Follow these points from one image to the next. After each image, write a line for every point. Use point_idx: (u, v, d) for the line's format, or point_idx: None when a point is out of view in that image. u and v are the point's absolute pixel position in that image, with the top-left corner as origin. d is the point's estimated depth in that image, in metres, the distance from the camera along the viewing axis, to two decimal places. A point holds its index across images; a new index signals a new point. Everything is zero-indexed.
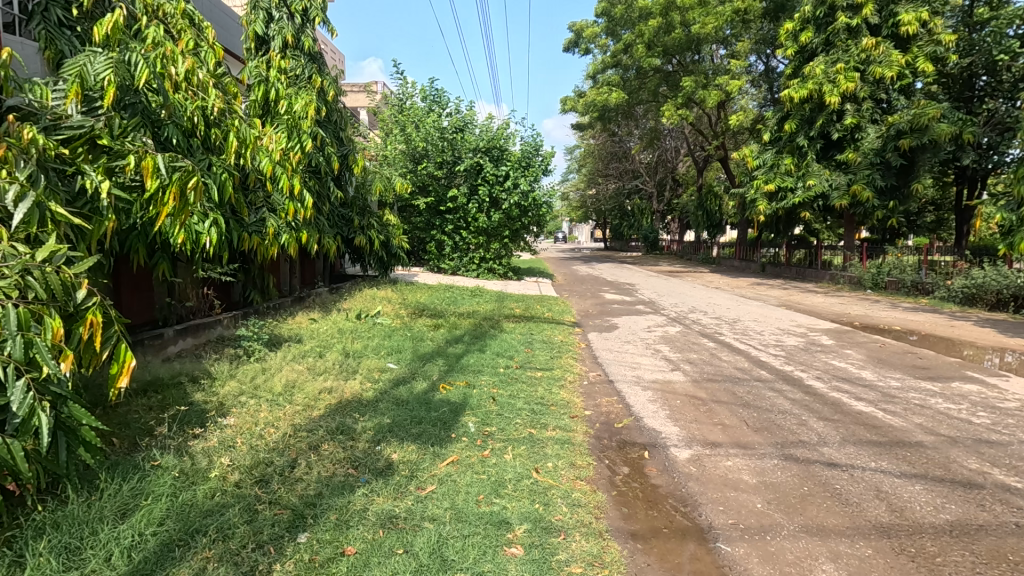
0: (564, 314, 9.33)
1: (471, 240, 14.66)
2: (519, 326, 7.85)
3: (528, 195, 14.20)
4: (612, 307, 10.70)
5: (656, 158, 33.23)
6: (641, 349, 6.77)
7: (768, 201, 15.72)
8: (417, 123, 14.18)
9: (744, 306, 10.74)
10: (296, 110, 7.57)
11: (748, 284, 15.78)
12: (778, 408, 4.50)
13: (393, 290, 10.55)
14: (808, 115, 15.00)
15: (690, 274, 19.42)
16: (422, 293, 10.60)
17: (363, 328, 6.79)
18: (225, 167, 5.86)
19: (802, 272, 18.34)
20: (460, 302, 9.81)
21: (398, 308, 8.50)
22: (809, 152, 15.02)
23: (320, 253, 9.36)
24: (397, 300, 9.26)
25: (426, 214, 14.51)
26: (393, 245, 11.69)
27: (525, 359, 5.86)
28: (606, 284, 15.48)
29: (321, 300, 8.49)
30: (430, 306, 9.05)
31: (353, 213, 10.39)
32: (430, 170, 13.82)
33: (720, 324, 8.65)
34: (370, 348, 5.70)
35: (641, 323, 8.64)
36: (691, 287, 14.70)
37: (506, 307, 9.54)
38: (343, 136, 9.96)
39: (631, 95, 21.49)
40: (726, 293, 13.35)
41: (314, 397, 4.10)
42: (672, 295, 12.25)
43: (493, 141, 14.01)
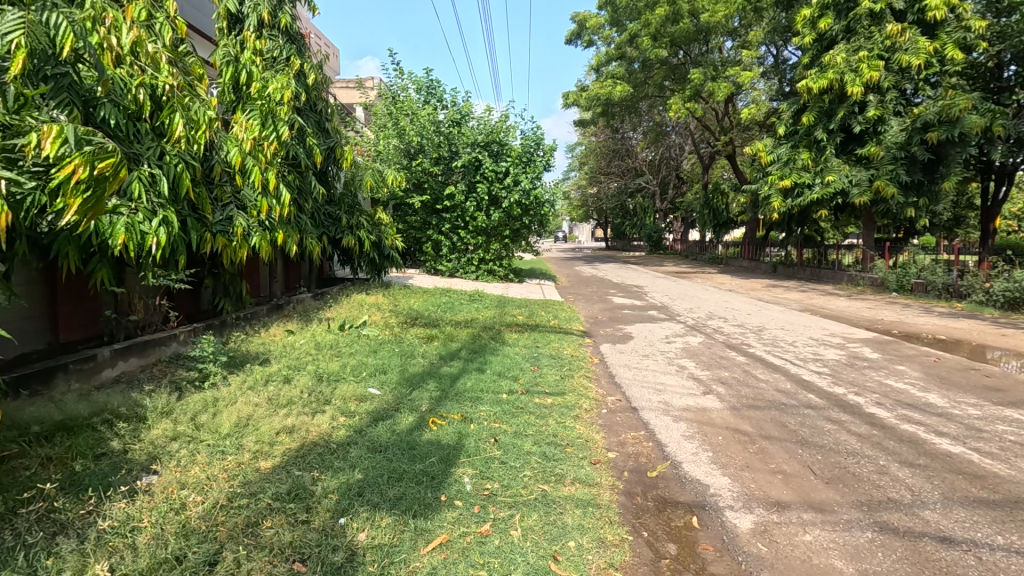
0: (571, 322, 8.48)
1: (470, 240, 13.82)
2: (522, 337, 7.00)
3: (529, 193, 13.38)
4: (622, 313, 9.85)
5: (659, 155, 32.40)
6: (663, 365, 5.92)
7: (783, 198, 14.88)
8: (411, 116, 13.35)
9: (766, 311, 9.90)
10: (270, 96, 6.82)
11: (762, 286, 14.94)
12: (845, 448, 3.66)
13: (384, 295, 9.69)
14: (827, 107, 14.16)
15: (699, 275, 18.57)
16: (416, 299, 9.75)
17: (345, 342, 5.95)
18: (181, 156, 5.00)
19: (816, 272, 17.50)
20: (457, 309, 8.97)
21: (388, 317, 7.66)
22: (828, 146, 14.16)
23: (304, 255, 8.51)
24: (388, 307, 8.41)
25: (421, 213, 13.65)
26: (385, 246, 10.84)
27: (531, 380, 5.01)
28: (612, 286, 14.64)
29: (303, 308, 7.65)
30: (424, 314, 8.20)
31: (340, 212, 9.54)
32: (425, 166, 12.98)
33: (745, 334, 7.80)
34: (350, 370, 4.85)
35: (657, 332, 7.79)
36: (703, 289, 13.84)
37: (508, 314, 8.68)
38: (328, 128, 9.13)
39: (637, 89, 20.63)
40: (742, 296, 12.51)
41: (270, 442, 3.25)
42: (686, 299, 11.40)
43: (492, 135, 13.19)
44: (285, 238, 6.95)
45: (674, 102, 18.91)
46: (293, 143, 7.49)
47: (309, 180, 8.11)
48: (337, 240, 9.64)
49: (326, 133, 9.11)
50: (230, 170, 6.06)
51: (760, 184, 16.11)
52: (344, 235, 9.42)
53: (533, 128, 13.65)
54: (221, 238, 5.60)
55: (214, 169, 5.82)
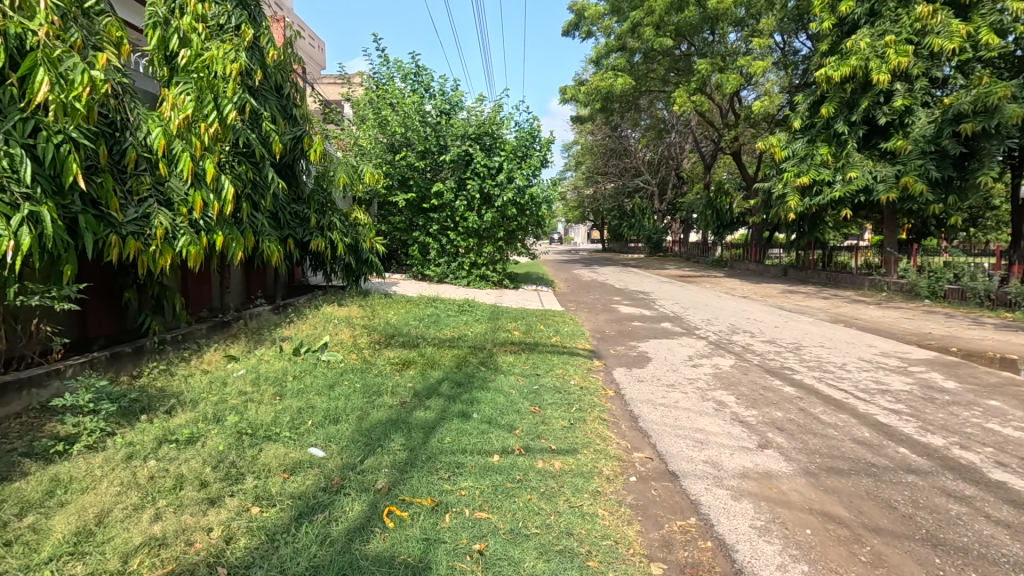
0: (575, 338, 7.26)
1: (460, 242, 12.58)
2: (518, 361, 5.77)
3: (524, 190, 12.13)
4: (632, 326, 8.64)
5: (659, 154, 31.29)
6: (697, 401, 4.71)
7: (801, 197, 13.71)
8: (395, 106, 12.13)
9: (795, 323, 8.72)
10: (214, 72, 5.87)
11: (778, 292, 13.78)
12: (1001, 554, 2.46)
13: (360, 306, 8.46)
14: (849, 97, 13.01)
15: (707, 280, 17.42)
16: (396, 310, 8.54)
17: (297, 373, 4.74)
18: (66, 134, 3.76)
19: (832, 277, 16.37)
20: (443, 323, 7.74)
21: (359, 336, 6.45)
22: (849, 140, 13.02)
23: (263, 261, 7.28)
24: (360, 322, 7.19)
25: (406, 212, 12.43)
26: (365, 250, 9.61)
27: (532, 429, 3.78)
28: (616, 292, 13.45)
29: (256, 325, 6.40)
30: (403, 330, 6.98)
31: (310, 210, 8.36)
32: (411, 161, 11.77)
33: (781, 353, 6.61)
34: (289, 419, 3.62)
35: (680, 351, 6.61)
36: (716, 296, 12.67)
37: (501, 330, 7.47)
38: (296, 115, 7.86)
39: (638, 82, 19.48)
40: (761, 304, 11.35)
41: (114, 574, 2.01)
42: (702, 308, 10.21)
43: (484, 127, 11.98)
44: (228, 242, 5.71)
45: (678, 96, 17.83)
46: (244, 127, 6.29)
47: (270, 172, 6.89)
48: (305, 245, 8.39)
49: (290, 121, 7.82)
50: (150, 156, 4.87)
51: (772, 183, 14.99)
52: (314, 238, 8.18)
53: (529, 120, 12.40)
54: (132, 243, 4.37)
55: (126, 155, 4.59)
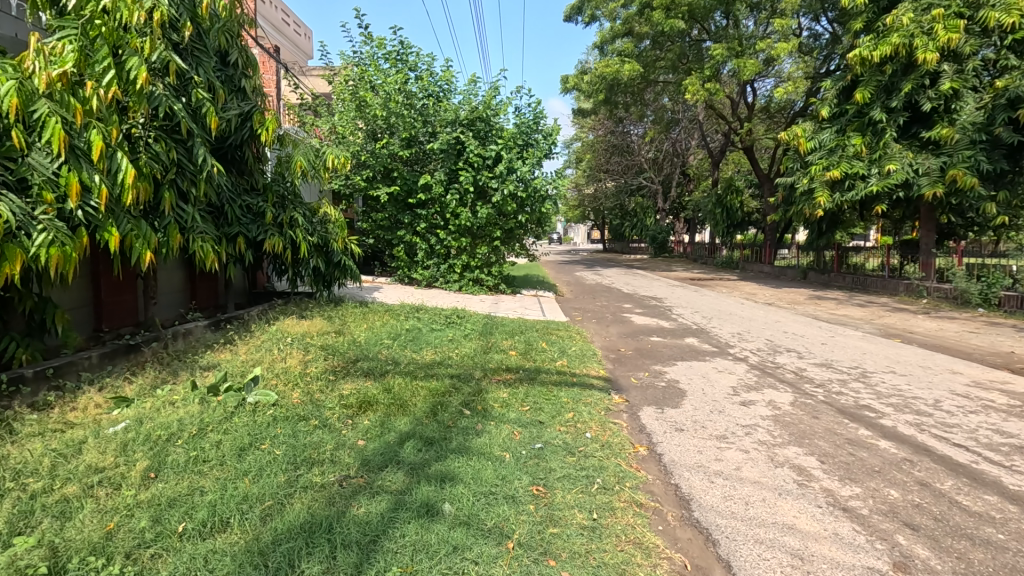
0: (586, 361, 5.87)
1: (450, 242, 11.17)
2: (513, 399, 4.38)
3: (524, 183, 10.71)
4: (650, 342, 7.29)
5: (664, 150, 29.92)
6: (766, 469, 3.32)
7: (831, 192, 12.34)
8: (378, 88, 10.75)
9: (846, 339, 7.33)
10: (116, 20, 4.46)
11: (805, 297, 12.42)
12: None
13: (323, 321, 7.05)
14: (887, 81, 11.64)
15: (723, 284, 15.99)
16: (370, 325, 7.15)
17: (203, 428, 3.36)
18: None
19: (859, 280, 14.98)
20: (425, 342, 6.33)
21: (313, 362, 5.06)
22: (887, 128, 11.64)
23: (200, 266, 5.91)
24: (317, 342, 5.79)
25: (390, 207, 11.07)
26: (337, 252, 8.23)
27: (533, 542, 2.39)
28: (626, 298, 12.05)
29: (179, 348, 5.01)
30: (372, 353, 5.57)
31: (266, 203, 7.00)
32: (395, 150, 10.40)
33: (848, 383, 5.23)
34: (138, 538, 2.23)
35: (720, 381, 5.23)
36: (737, 303, 11.29)
37: (492, 350, 6.10)
38: (245, 88, 6.57)
39: (647, 69, 18.08)
40: (792, 313, 9.97)
41: None
42: (729, 319, 8.82)
43: (477, 111, 10.57)
44: (130, 240, 4.29)
45: (690, 84, 16.50)
46: (166, 93, 4.87)
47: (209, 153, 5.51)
48: (257, 246, 7.01)
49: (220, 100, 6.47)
50: None
51: (796, 178, 13.62)
52: (268, 238, 6.79)
53: (530, 105, 10.99)
54: None
55: None
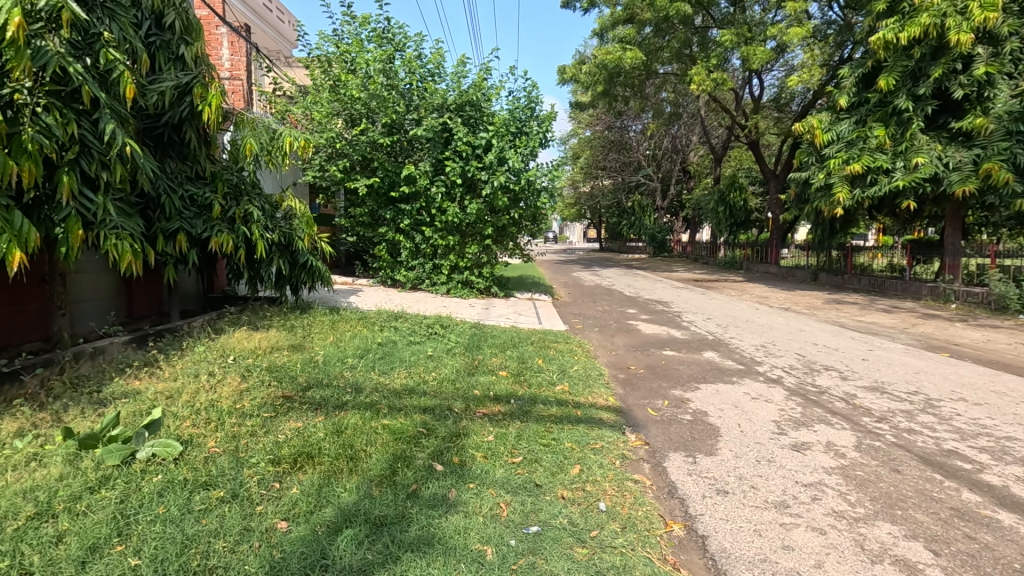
0: (591, 385, 4.87)
1: (436, 240, 10.14)
2: (501, 447, 3.36)
3: (518, 174, 9.67)
4: (663, 357, 6.31)
5: (664, 146, 28.98)
6: (862, 567, 2.31)
7: (851, 187, 11.39)
8: (356, 69, 9.69)
9: (889, 354, 6.34)
10: None
11: (823, 302, 11.46)
12: None
13: (282, 333, 6.01)
14: (914, 66, 10.67)
15: (730, 286, 15.03)
16: (338, 339, 6.12)
17: (49, 513, 2.33)
18: None
19: (876, 283, 14.05)
20: (400, 359, 5.30)
21: (252, 391, 4.02)
22: (914, 118, 10.66)
23: (123, 269, 4.88)
24: (265, 361, 4.75)
25: (371, 201, 10.07)
26: (304, 250, 7.19)
27: None
28: (629, 302, 11.06)
29: (82, 372, 3.98)
30: (332, 377, 4.53)
31: (214, 193, 5.97)
32: (374, 137, 9.37)
33: (915, 415, 4.24)
34: None
35: (757, 414, 4.24)
36: (751, 309, 10.31)
37: (479, 371, 5.10)
38: (185, 57, 5.55)
39: (649, 58, 17.06)
40: (814, 320, 9.00)
41: None
42: (748, 330, 7.84)
43: (465, 94, 9.54)
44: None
45: (695, 73, 15.53)
46: (59, 48, 3.82)
47: (128, 129, 4.45)
48: (203, 244, 5.97)
49: (151, 70, 5.45)
50: None
51: (811, 172, 12.67)
52: (213, 235, 5.74)
53: (524, 88, 9.93)
54: None
55: None
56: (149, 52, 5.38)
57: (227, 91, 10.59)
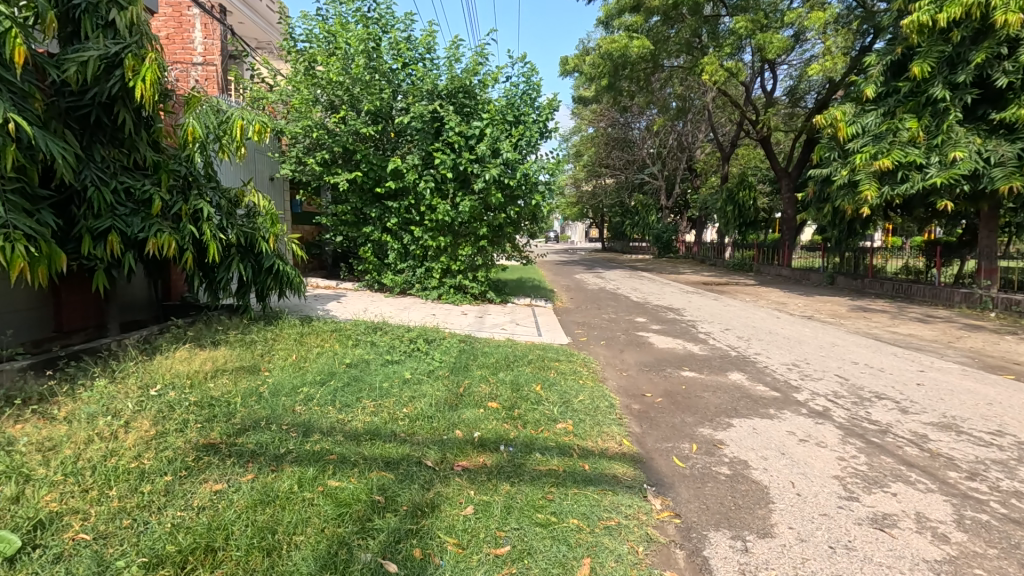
0: (601, 423, 3.97)
1: (426, 241, 9.24)
2: (483, 529, 2.48)
3: (516, 168, 8.75)
4: (683, 379, 5.41)
5: (670, 144, 28.04)
6: None
7: (879, 184, 10.47)
8: (337, 50, 8.77)
9: (947, 377, 5.43)
10: None
11: (848, 309, 10.55)
12: None
13: (235, 351, 5.12)
14: (952, 51, 9.78)
15: (743, 290, 14.11)
16: (303, 358, 5.23)
17: None
18: None
19: (900, 287, 13.12)
20: (370, 387, 4.40)
21: (166, 439, 3.11)
22: (951, 108, 9.75)
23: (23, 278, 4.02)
24: (200, 391, 3.86)
25: (355, 197, 9.20)
26: (271, 253, 6.32)
27: None
28: (637, 309, 10.15)
29: None
30: (280, 414, 3.63)
31: (156, 186, 5.08)
32: (357, 127, 8.49)
33: (1015, 469, 3.33)
34: None
35: (814, 467, 3.33)
36: (771, 317, 9.41)
37: (465, 403, 4.20)
38: (118, 24, 4.59)
39: (657, 47, 16.16)
40: (845, 332, 8.10)
41: None
42: (775, 345, 6.94)
43: (459, 79, 8.63)
44: None
45: (707, 63, 14.60)
46: None
47: (28, 102, 3.80)
48: (141, 246, 5.08)
49: (77, 40, 4.61)
50: None
51: (833, 168, 11.76)
52: (151, 236, 4.83)
53: (524, 74, 9.01)
54: None
55: None
56: (73, 17, 4.53)
57: (199, 78, 9.85)
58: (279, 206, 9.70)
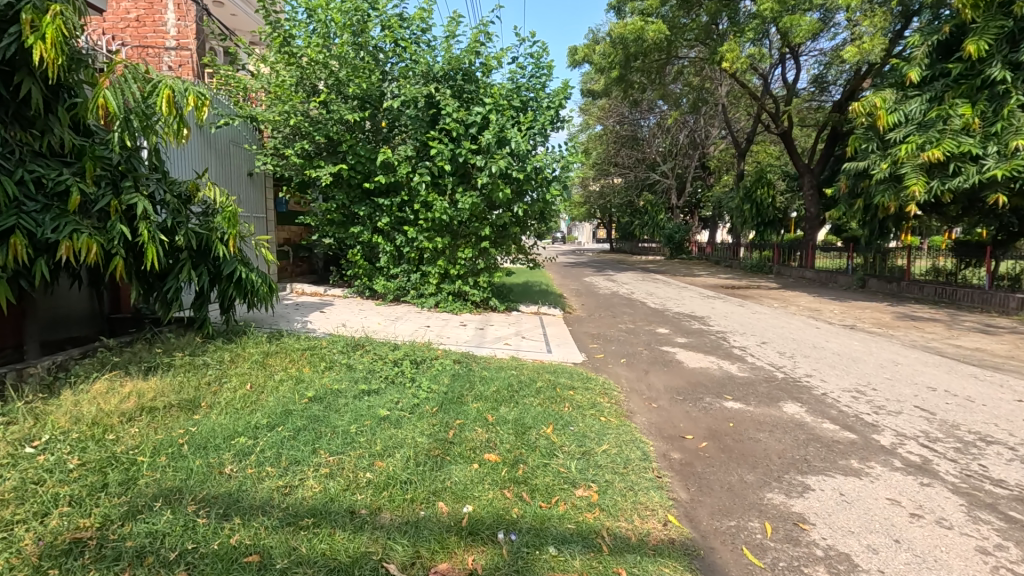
0: (635, 488, 2.95)
1: (421, 242, 8.24)
2: None
3: (524, 159, 7.72)
4: (729, 412, 4.37)
5: (681, 140, 26.94)
6: None
7: (927, 178, 9.37)
8: (320, 26, 7.70)
9: None
10: None
11: (893, 317, 9.45)
12: None
13: (175, 379, 4.15)
14: (1013, 26, 8.70)
15: (768, 295, 13.01)
16: (261, 389, 4.25)
17: None
18: None
19: (944, 291, 11.97)
20: (331, 433, 3.40)
21: (5, 537, 2.17)
22: (1014, 91, 8.64)
23: None
24: (96, 447, 2.89)
25: (342, 193, 8.23)
26: (232, 258, 5.36)
27: None
28: (657, 318, 9.11)
29: None
30: (196, 484, 2.65)
31: (77, 177, 4.11)
32: (341, 114, 7.52)
33: None
34: None
35: (953, 571, 2.30)
36: (810, 328, 8.35)
37: (452, 459, 3.20)
38: None
39: (673, 32, 15.13)
40: (902, 346, 7.02)
41: None
42: (827, 364, 5.88)
43: (458, 59, 7.61)
44: None
45: (727, 50, 13.57)
46: None
47: None
48: (57, 250, 4.09)
49: None
50: None
51: (871, 161, 10.66)
52: (64, 238, 3.84)
53: (533, 54, 7.97)
54: None
55: None
56: None
57: (172, 65, 8.95)
58: (259, 205, 8.74)
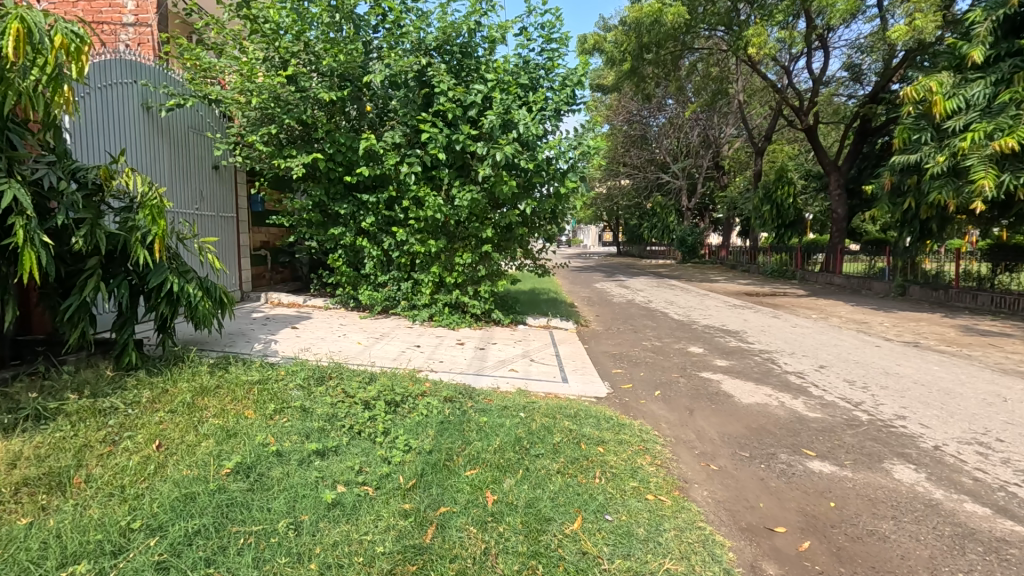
0: None
1: (412, 245, 7.04)
2: None
3: (533, 147, 6.53)
4: (820, 481, 3.16)
5: (693, 139, 25.70)
6: None
7: (998, 171, 8.13)
8: None
9: None
10: None
11: (958, 332, 8.19)
12: None
13: (49, 442, 2.98)
14: None
15: (802, 304, 11.72)
16: (173, 451, 3.07)
17: None
18: None
19: (1003, 300, 10.67)
20: (241, 546, 2.21)
21: None
22: None
23: None
24: None
25: (320, 189, 7.07)
26: (160, 266, 4.17)
27: None
28: (686, 334, 7.87)
29: None
30: None
31: None
32: (316, 93, 6.36)
33: None
34: None
35: None
36: (868, 346, 7.11)
37: None
38: None
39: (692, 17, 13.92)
40: (993, 371, 5.77)
41: None
42: (919, 400, 4.64)
43: (455, 27, 6.41)
44: None
45: (754, 34, 12.37)
46: None
47: None
48: None
49: None
50: None
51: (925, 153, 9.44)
52: None
53: (545, 23, 6.78)
54: None
55: None
56: None
57: (131, 45, 7.82)
58: (226, 203, 7.59)
